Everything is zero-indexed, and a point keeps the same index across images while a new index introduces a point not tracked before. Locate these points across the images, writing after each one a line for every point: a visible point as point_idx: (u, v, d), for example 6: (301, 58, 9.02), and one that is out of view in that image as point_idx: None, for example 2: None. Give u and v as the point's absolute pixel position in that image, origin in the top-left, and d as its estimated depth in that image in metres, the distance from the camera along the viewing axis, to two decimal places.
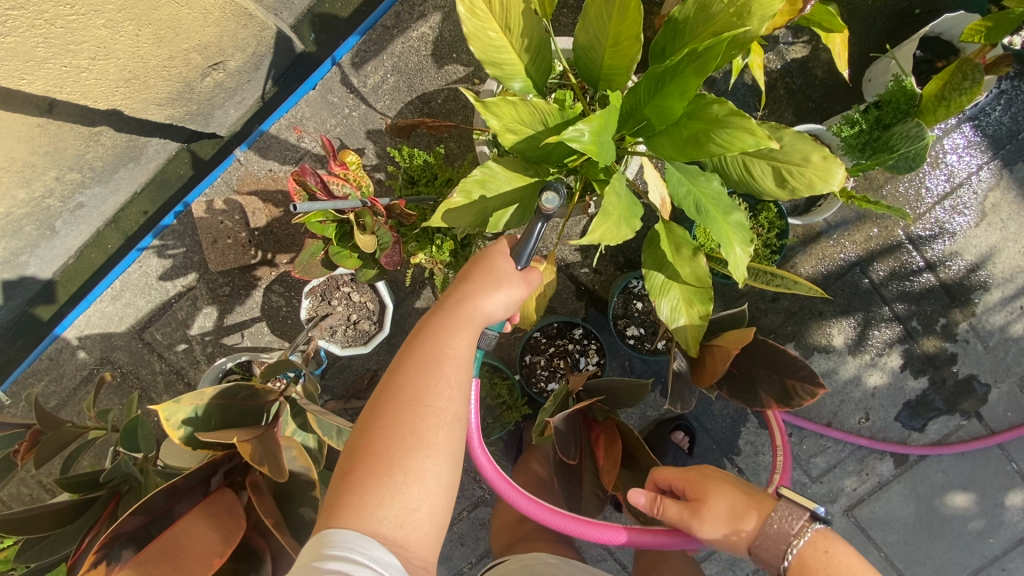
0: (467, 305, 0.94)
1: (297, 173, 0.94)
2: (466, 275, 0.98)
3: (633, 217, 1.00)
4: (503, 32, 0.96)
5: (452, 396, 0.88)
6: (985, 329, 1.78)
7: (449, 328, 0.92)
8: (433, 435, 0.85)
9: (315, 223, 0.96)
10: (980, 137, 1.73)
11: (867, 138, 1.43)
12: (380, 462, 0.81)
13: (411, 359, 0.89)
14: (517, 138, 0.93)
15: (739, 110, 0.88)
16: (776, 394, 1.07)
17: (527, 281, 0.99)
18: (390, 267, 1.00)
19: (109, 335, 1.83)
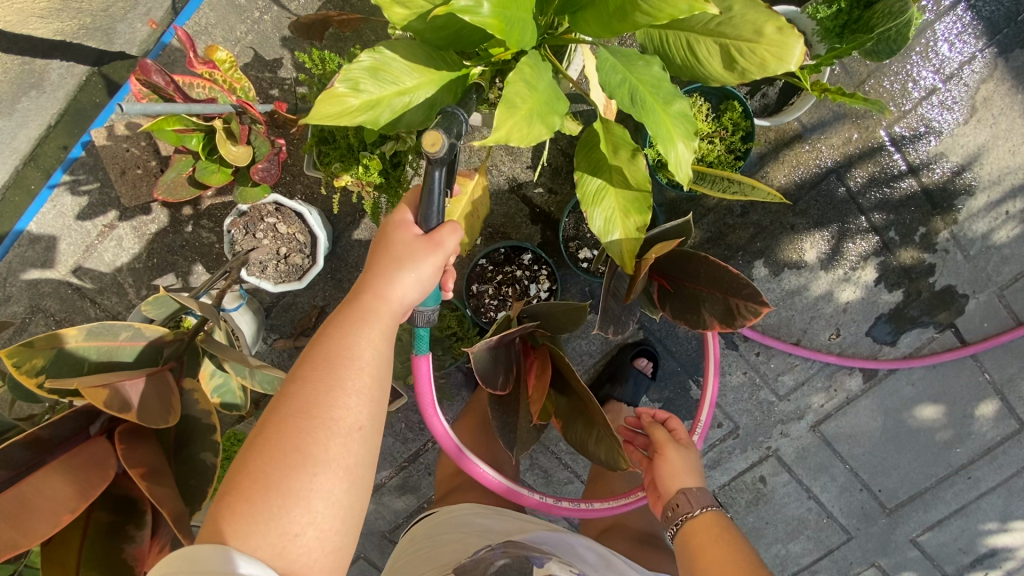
0: (373, 295, 0.84)
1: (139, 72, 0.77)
2: (374, 260, 0.87)
3: (549, 112, 0.84)
4: None
5: (349, 403, 0.77)
6: (966, 237, 1.68)
7: (352, 325, 0.81)
8: (324, 449, 0.73)
9: (169, 133, 0.82)
10: (976, 20, 1.53)
11: (847, 19, 1.24)
12: (259, 481, 0.70)
13: (304, 364, 0.78)
14: (407, 13, 0.77)
15: None
16: (719, 316, 0.98)
17: (436, 245, 0.87)
18: (268, 183, 0.86)
19: (35, 281, 1.71)
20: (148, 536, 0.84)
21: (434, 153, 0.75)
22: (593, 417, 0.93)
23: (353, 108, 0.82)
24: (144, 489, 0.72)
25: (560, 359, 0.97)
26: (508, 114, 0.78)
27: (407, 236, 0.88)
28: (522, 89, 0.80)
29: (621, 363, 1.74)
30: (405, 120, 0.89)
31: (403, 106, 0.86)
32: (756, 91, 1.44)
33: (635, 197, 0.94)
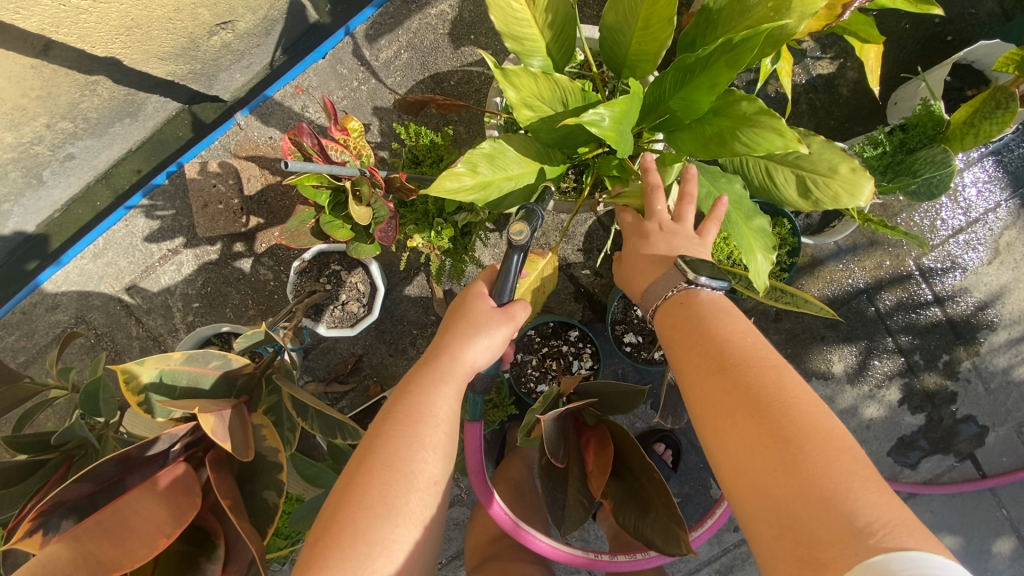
0: (450, 357, 0.92)
1: (293, 133, 0.89)
2: (449, 327, 0.97)
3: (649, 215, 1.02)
4: (527, 3, 0.89)
5: (426, 457, 0.82)
6: (987, 370, 1.74)
7: (431, 384, 0.88)
8: (405, 501, 0.78)
9: (308, 187, 0.92)
10: (1000, 173, 1.68)
11: (890, 160, 1.38)
12: (344, 528, 0.74)
13: (387, 417, 0.85)
14: (533, 115, 0.87)
15: (769, 109, 0.83)
16: (671, 280, 0.90)
17: (508, 318, 0.99)
18: (383, 243, 0.94)
19: (87, 293, 1.75)
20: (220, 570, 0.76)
21: (516, 241, 0.88)
22: (649, 502, 0.95)
23: (467, 187, 0.90)
24: (235, 518, 0.74)
25: (620, 435, 1.05)
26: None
27: (481, 308, 0.99)
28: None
29: (645, 450, 1.74)
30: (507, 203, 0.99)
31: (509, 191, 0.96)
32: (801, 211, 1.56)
33: None
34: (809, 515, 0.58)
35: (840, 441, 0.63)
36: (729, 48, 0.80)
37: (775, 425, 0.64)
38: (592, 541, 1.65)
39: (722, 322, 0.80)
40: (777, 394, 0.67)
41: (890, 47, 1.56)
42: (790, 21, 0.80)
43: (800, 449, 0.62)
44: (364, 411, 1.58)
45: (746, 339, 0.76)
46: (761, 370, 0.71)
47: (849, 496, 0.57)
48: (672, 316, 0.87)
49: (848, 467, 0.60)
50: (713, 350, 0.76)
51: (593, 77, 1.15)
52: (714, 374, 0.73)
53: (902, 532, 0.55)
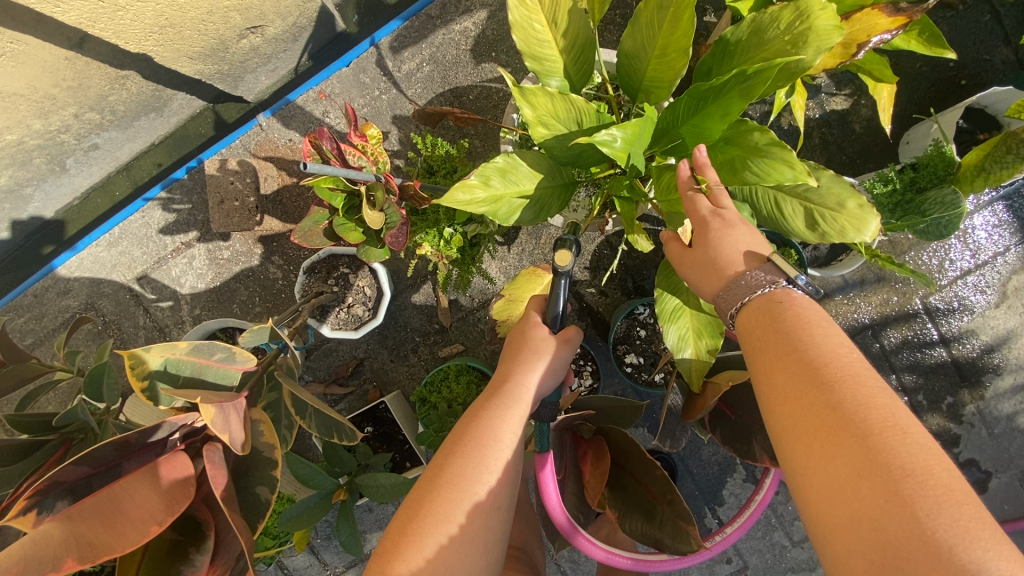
0: (515, 384, 0.95)
1: (314, 134, 0.92)
2: (512, 356, 1.02)
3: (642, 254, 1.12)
4: (549, 26, 0.92)
5: (493, 476, 0.84)
6: (992, 415, 1.75)
7: (501, 410, 0.90)
8: (469, 521, 0.79)
9: (323, 188, 0.93)
10: (1012, 218, 1.66)
11: (900, 199, 1.39)
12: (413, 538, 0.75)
13: (453, 439, 0.87)
14: (547, 132, 0.89)
15: (780, 141, 0.84)
16: (767, 274, 0.82)
17: (564, 342, 1.07)
18: (394, 248, 0.97)
19: (98, 281, 1.78)
20: (208, 561, 0.76)
21: (561, 266, 0.97)
22: (656, 502, 0.95)
23: (479, 199, 0.92)
24: (227, 510, 0.74)
25: (616, 439, 1.05)
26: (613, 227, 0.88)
27: (539, 336, 1.04)
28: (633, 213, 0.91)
29: None
30: (518, 217, 1.00)
31: (518, 205, 0.98)
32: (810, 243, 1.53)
33: (705, 322, 1.04)
34: (915, 562, 0.54)
35: (955, 481, 0.57)
36: (745, 80, 0.82)
37: (887, 453, 0.59)
38: (582, 562, 1.65)
39: (817, 327, 0.74)
40: (883, 422, 0.62)
41: (904, 87, 1.59)
42: (805, 58, 0.81)
43: (911, 490, 0.57)
44: (361, 415, 1.57)
45: (844, 351, 0.70)
46: (867, 390, 0.65)
47: (968, 546, 0.53)
48: (761, 313, 0.79)
49: (973, 514, 0.55)
50: (806, 360, 0.70)
51: (608, 99, 1.15)
52: (812, 390, 0.67)
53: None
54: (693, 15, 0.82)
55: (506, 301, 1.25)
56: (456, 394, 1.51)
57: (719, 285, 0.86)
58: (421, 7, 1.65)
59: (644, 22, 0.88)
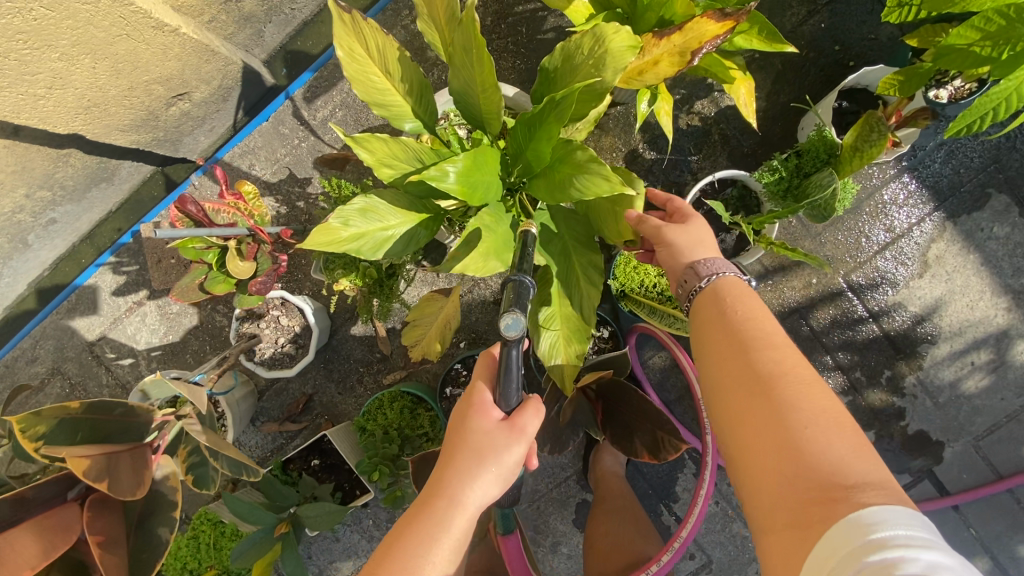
0: (450, 500, 0.85)
1: (178, 202, 0.98)
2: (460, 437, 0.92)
3: (504, 251, 0.99)
4: (385, 76, 1.00)
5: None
6: (933, 384, 1.75)
7: (429, 538, 0.81)
8: None
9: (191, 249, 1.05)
10: (922, 188, 1.66)
11: (787, 185, 1.43)
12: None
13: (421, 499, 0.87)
14: (393, 172, 0.97)
15: (597, 156, 0.90)
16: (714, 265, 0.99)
17: (517, 431, 0.91)
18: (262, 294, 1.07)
19: (63, 346, 1.90)
20: None
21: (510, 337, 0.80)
22: None
23: (341, 239, 1.01)
24: (101, 556, 0.87)
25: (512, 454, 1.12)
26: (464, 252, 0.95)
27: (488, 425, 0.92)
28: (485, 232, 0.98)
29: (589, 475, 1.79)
30: (388, 251, 1.08)
31: (384, 239, 1.06)
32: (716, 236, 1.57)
33: (575, 328, 1.09)
34: (806, 476, 0.69)
35: (835, 411, 0.74)
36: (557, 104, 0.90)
37: (779, 399, 0.75)
38: None
39: (744, 305, 0.91)
40: (781, 374, 0.78)
41: (792, 76, 1.63)
42: (604, 79, 0.89)
43: (798, 427, 0.72)
44: (308, 449, 1.65)
45: (761, 321, 0.87)
46: (773, 350, 0.81)
47: (845, 465, 0.68)
48: (705, 295, 0.96)
49: (844, 438, 0.70)
50: (734, 331, 0.87)
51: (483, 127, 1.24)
52: (734, 354, 0.84)
53: (877, 484, 0.66)
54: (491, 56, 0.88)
55: (412, 326, 1.34)
56: (391, 420, 1.59)
57: (686, 267, 1.01)
58: (329, 57, 1.75)
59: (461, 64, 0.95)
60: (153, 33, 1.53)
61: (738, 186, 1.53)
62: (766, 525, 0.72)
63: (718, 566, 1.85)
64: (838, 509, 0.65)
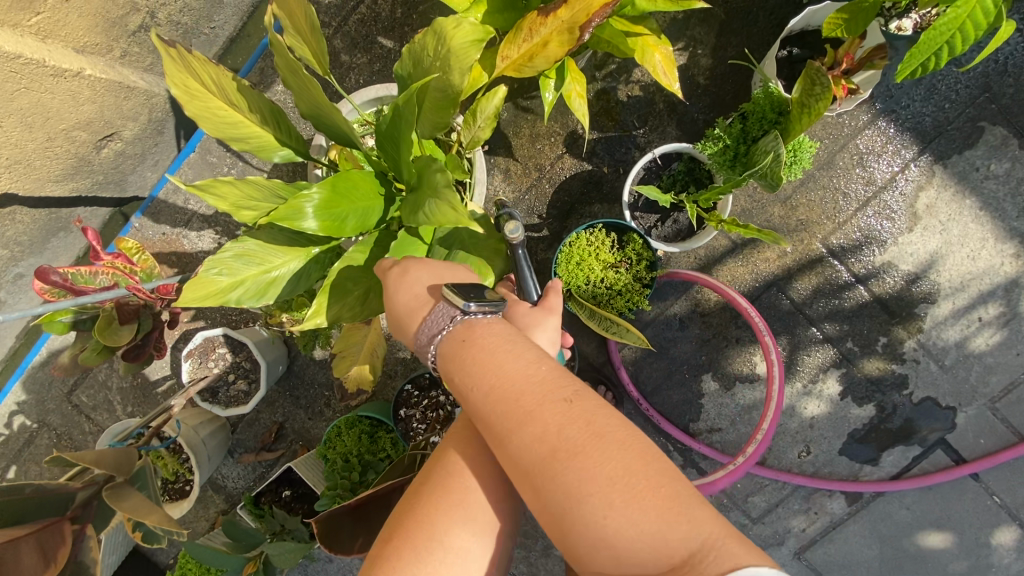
0: None
1: (39, 274, 1.01)
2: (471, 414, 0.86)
3: (388, 285, 1.00)
4: (233, 108, 0.92)
5: (465, 566, 0.71)
6: (937, 346, 1.58)
7: None
8: (461, 527, 0.73)
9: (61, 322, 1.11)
10: (900, 132, 1.50)
11: (735, 153, 1.29)
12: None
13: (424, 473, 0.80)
14: (254, 213, 0.90)
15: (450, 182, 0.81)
16: (443, 313, 0.72)
17: None
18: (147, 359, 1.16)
19: (42, 399, 1.91)
20: None
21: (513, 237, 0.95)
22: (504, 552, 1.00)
23: (221, 287, 0.95)
24: None
25: None
26: (332, 300, 0.94)
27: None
28: (355, 273, 0.96)
29: None
30: (279, 292, 1.02)
31: (268, 280, 1.00)
32: (667, 217, 1.43)
33: None
34: (636, 565, 0.56)
35: (643, 470, 0.56)
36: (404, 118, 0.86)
37: (558, 483, 0.57)
38: None
39: (451, 353, 0.69)
40: (550, 457, 0.58)
41: (739, 25, 1.46)
42: (448, 77, 0.86)
43: (594, 512, 0.55)
44: (277, 481, 1.63)
45: (507, 375, 0.64)
46: (534, 421, 0.59)
47: (668, 536, 0.54)
48: (452, 355, 0.70)
49: (660, 503, 0.55)
50: (482, 397, 0.64)
51: None
52: (500, 439, 0.63)
53: (718, 552, 0.54)
54: (315, 82, 0.82)
55: (340, 358, 1.27)
56: (351, 447, 1.53)
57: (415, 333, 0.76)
58: None
59: (298, 89, 0.89)
60: (55, 80, 1.47)
61: (684, 159, 1.40)
62: None
63: None
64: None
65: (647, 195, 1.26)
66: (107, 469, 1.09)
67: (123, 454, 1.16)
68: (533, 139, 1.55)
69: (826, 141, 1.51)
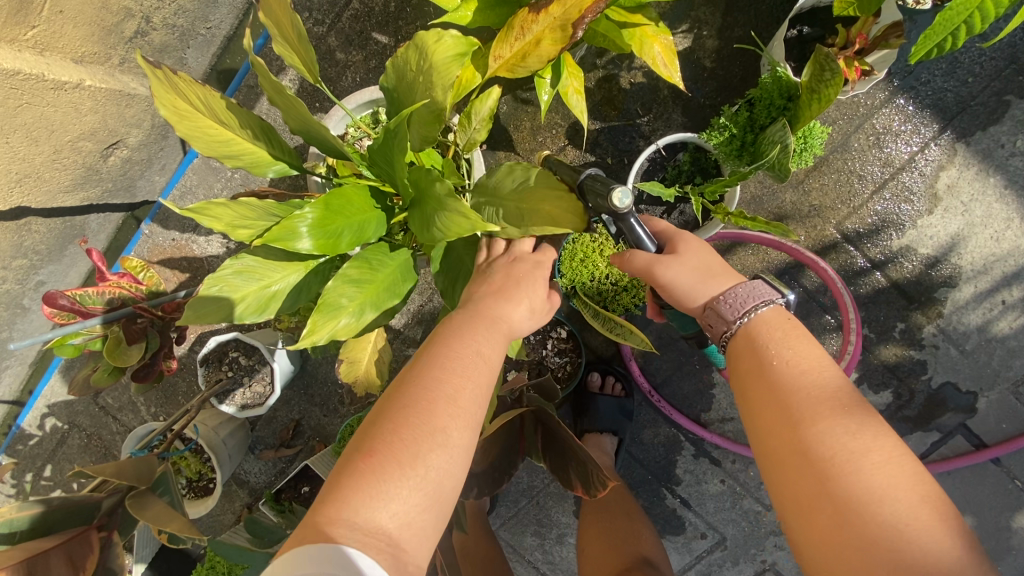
0: (494, 310, 0.88)
1: (49, 298, 1.06)
2: (453, 338, 0.82)
3: (386, 299, 0.99)
4: (224, 128, 0.92)
5: (436, 485, 0.70)
6: (958, 331, 1.53)
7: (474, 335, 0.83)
8: (436, 449, 0.71)
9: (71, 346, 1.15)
10: (919, 109, 1.44)
11: (741, 142, 1.24)
12: (337, 495, 0.65)
13: (398, 387, 0.77)
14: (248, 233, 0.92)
15: (453, 191, 0.80)
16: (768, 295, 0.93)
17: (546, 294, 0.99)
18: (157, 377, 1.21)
19: (71, 402, 1.97)
20: None
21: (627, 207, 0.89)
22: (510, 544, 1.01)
23: (223, 304, 0.96)
24: None
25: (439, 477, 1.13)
26: (327, 318, 0.91)
27: (488, 347, 0.84)
28: (351, 292, 0.93)
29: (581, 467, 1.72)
30: (279, 306, 1.03)
31: (269, 295, 1.01)
32: (673, 209, 1.40)
33: None
34: (862, 528, 0.68)
35: (860, 446, 0.73)
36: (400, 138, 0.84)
37: (803, 433, 0.76)
38: None
39: (787, 351, 0.86)
40: (857, 451, 0.72)
41: (745, 4, 1.40)
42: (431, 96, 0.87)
43: (830, 469, 0.72)
44: (296, 478, 1.68)
45: (836, 383, 0.81)
46: (824, 391, 0.79)
47: (881, 506, 0.68)
48: (764, 341, 0.89)
49: (882, 474, 0.70)
50: (830, 391, 0.79)
51: None
52: (763, 391, 0.84)
53: (921, 523, 0.67)
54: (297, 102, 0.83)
55: (347, 364, 1.28)
56: None
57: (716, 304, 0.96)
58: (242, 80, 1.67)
59: (288, 109, 0.90)
60: (55, 94, 1.46)
61: (690, 148, 1.36)
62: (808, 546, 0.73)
63: (733, 544, 1.75)
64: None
65: (650, 190, 1.22)
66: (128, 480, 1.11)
67: (143, 463, 1.19)
68: (534, 131, 1.51)
69: (840, 122, 1.45)
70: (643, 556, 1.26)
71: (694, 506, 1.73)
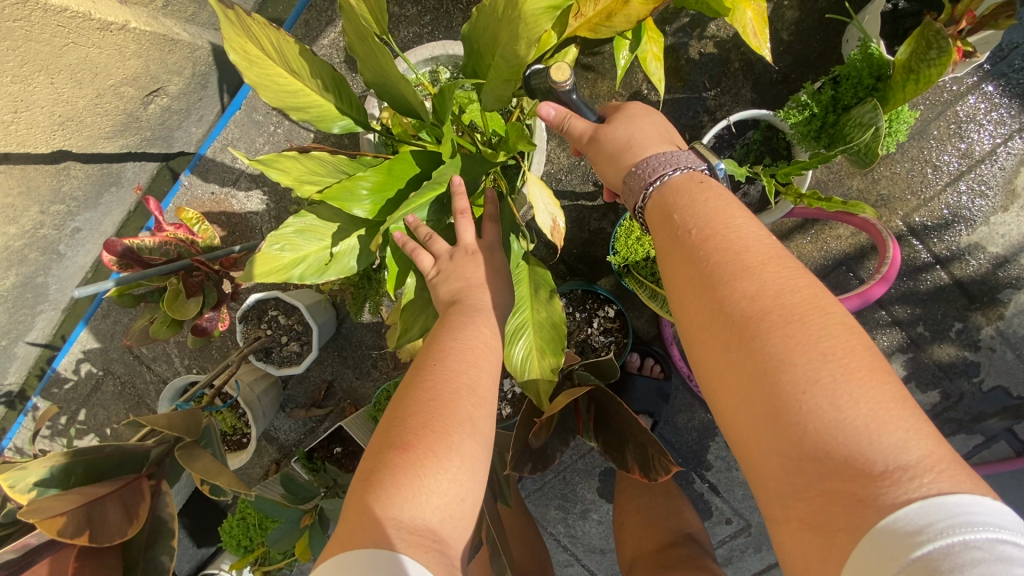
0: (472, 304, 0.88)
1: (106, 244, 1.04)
2: (461, 327, 0.82)
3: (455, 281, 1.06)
4: (292, 75, 0.88)
5: (451, 476, 0.65)
6: (1017, 334, 1.47)
7: (460, 325, 0.82)
8: (448, 441, 0.67)
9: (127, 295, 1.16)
10: (1007, 98, 1.35)
11: (821, 123, 1.17)
12: (372, 486, 0.62)
13: (412, 379, 0.75)
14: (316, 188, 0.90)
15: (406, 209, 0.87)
16: (688, 160, 0.81)
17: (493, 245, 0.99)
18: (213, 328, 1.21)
19: (106, 349, 1.98)
20: None
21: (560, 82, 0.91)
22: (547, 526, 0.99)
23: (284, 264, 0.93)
24: None
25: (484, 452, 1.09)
26: (415, 314, 1.04)
27: (488, 332, 0.84)
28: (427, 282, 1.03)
29: None
30: (340, 267, 1.00)
31: (330, 256, 0.98)
32: (737, 189, 1.34)
33: (549, 337, 1.01)
34: (785, 398, 0.55)
35: (781, 306, 0.59)
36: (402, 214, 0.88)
37: (717, 296, 0.63)
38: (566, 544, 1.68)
39: (701, 214, 0.72)
40: (759, 312, 0.59)
41: None
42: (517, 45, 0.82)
43: (753, 334, 0.59)
44: (329, 438, 1.69)
45: (759, 240, 0.67)
46: (743, 247, 0.66)
47: (810, 377, 0.55)
48: (686, 196, 0.76)
49: (814, 336, 0.56)
50: (747, 246, 0.65)
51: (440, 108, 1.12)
52: (679, 256, 0.71)
53: (861, 389, 0.54)
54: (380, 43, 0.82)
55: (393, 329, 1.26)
56: None
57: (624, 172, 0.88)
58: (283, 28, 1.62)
59: (372, 59, 0.87)
60: (100, 35, 1.40)
61: (761, 127, 1.29)
62: (733, 428, 0.62)
63: (758, 531, 1.74)
64: (865, 515, 0.49)
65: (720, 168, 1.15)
66: (178, 432, 1.12)
67: (191, 416, 1.19)
68: (592, 100, 1.44)
69: (922, 108, 1.37)
70: (685, 533, 1.25)
71: (722, 491, 1.73)
